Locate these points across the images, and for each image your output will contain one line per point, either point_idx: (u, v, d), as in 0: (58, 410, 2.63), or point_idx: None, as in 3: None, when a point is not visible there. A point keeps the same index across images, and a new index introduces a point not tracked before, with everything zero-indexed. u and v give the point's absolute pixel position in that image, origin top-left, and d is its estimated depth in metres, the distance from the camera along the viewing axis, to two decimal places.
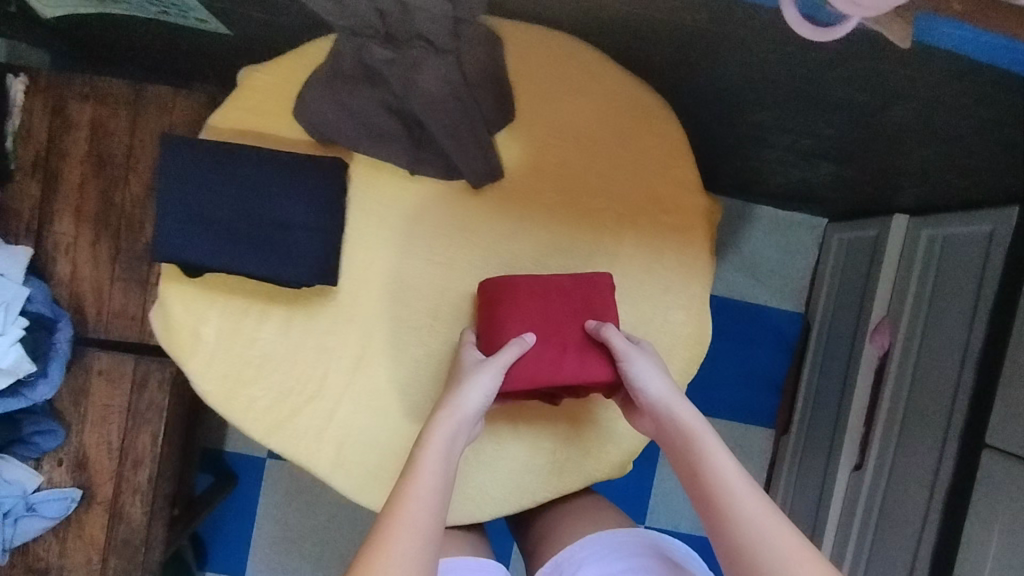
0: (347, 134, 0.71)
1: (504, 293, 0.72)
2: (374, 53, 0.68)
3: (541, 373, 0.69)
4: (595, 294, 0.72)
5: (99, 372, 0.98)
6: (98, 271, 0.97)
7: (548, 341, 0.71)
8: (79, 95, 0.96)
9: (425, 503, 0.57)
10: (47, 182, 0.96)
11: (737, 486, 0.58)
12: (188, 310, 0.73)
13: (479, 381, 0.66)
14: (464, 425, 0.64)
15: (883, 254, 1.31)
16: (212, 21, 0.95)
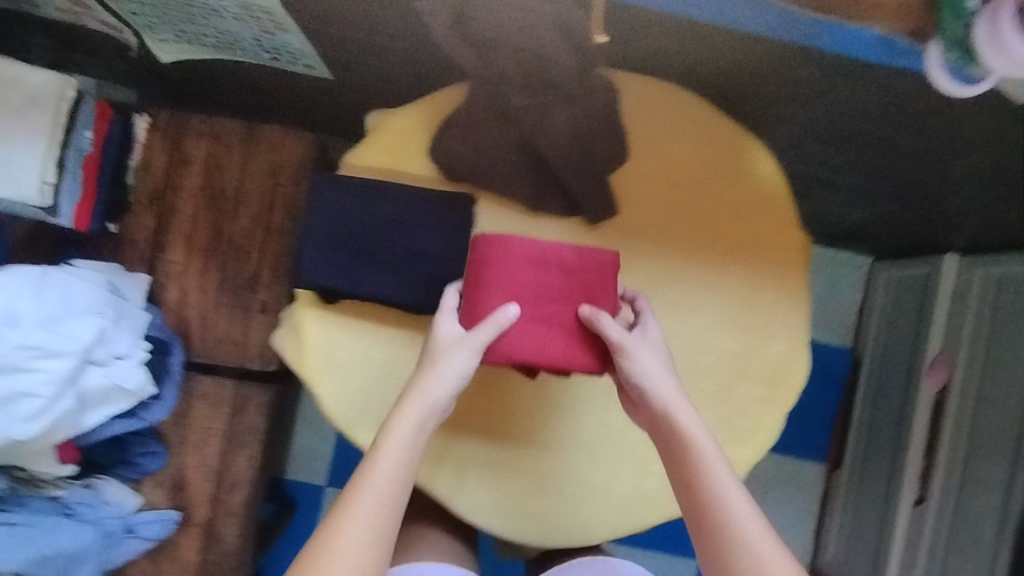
0: (479, 172, 0.77)
1: (498, 256, 0.71)
2: (512, 100, 0.73)
3: (519, 349, 0.70)
4: (593, 278, 0.72)
5: (200, 396, 1.02)
6: (205, 297, 1.02)
7: (534, 317, 0.71)
8: (197, 133, 1.02)
9: (378, 497, 0.63)
10: (162, 214, 1.01)
11: (729, 499, 0.63)
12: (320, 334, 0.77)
13: (455, 364, 0.67)
14: (425, 415, 0.66)
15: (937, 292, 1.35)
16: (320, 67, 1.04)
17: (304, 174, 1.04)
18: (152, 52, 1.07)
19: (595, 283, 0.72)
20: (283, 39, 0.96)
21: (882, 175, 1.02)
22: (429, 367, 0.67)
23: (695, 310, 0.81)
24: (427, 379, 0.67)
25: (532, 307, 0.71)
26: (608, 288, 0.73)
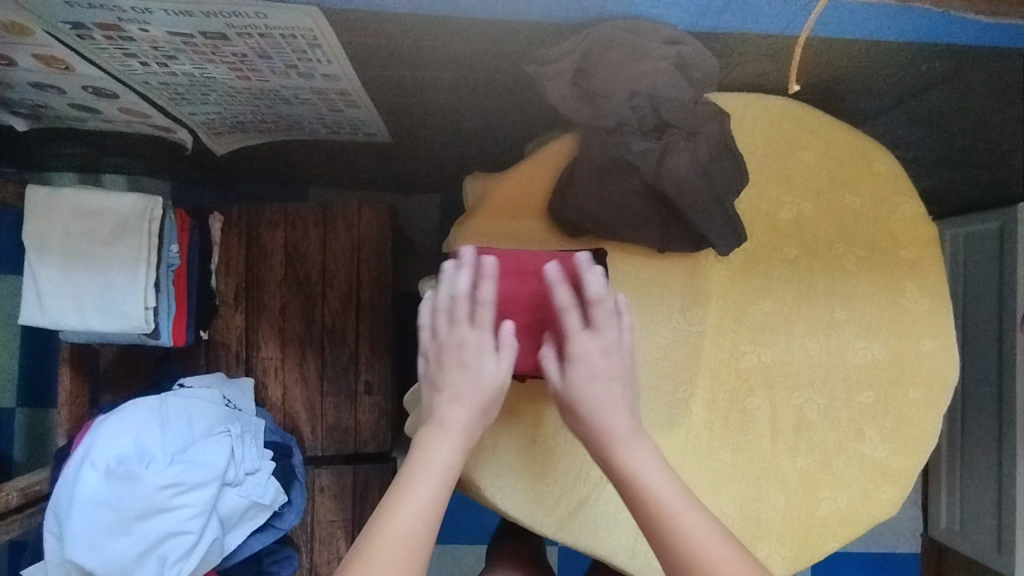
0: (603, 225, 0.74)
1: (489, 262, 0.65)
2: (633, 147, 0.68)
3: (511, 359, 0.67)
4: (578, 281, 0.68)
5: (320, 489, 0.99)
6: (308, 389, 0.99)
7: (524, 326, 0.67)
8: (270, 223, 0.99)
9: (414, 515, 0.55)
10: (249, 311, 0.99)
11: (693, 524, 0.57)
12: None
13: (484, 383, 0.62)
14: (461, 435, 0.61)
15: (1015, 244, 1.33)
16: (381, 131, 1.00)
17: (385, 244, 1.00)
18: (209, 146, 1.04)
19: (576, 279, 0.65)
20: (349, 114, 0.93)
21: (977, 144, 0.98)
22: (464, 389, 0.62)
23: (839, 324, 0.78)
24: (454, 406, 0.62)
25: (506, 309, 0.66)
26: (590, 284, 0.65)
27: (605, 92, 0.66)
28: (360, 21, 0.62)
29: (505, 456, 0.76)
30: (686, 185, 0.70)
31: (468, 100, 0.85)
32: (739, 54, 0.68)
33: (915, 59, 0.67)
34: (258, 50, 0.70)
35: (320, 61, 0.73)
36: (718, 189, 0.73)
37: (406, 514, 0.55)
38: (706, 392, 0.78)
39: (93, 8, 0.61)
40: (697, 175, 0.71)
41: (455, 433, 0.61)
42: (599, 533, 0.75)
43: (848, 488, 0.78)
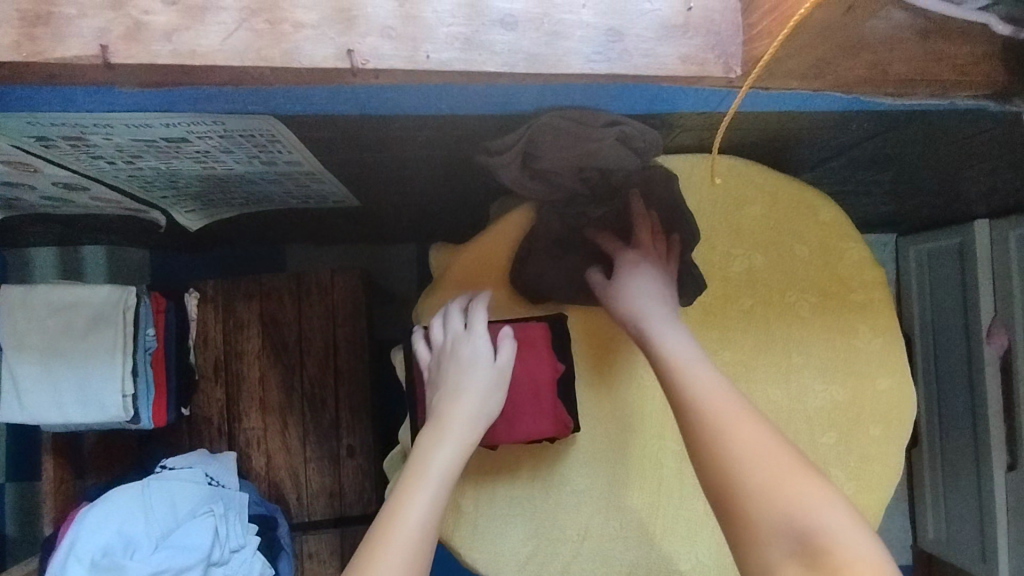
0: (562, 291, 0.78)
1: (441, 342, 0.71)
2: (589, 214, 0.73)
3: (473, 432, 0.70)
4: (528, 349, 0.70)
5: (309, 555, 1.00)
6: (292, 456, 1.01)
7: None
8: (245, 296, 1.01)
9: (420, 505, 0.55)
10: (229, 384, 1.00)
11: (706, 387, 0.56)
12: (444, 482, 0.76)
13: (478, 372, 0.65)
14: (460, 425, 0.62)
15: (975, 260, 1.37)
16: (350, 199, 1.03)
17: (359, 309, 1.03)
18: (183, 222, 1.07)
19: (530, 362, 0.70)
20: (316, 188, 0.95)
21: (926, 178, 1.02)
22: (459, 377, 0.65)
23: (797, 369, 0.81)
24: (456, 397, 0.64)
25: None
26: (545, 362, 0.71)
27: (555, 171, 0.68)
28: (316, 123, 0.65)
29: (483, 522, 0.77)
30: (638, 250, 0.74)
31: (430, 172, 0.88)
32: (680, 127, 0.71)
33: (845, 122, 0.71)
34: (221, 147, 0.73)
35: (281, 151, 0.76)
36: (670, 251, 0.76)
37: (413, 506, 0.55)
38: (675, 444, 0.80)
39: (56, 126, 0.63)
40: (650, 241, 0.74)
41: (457, 423, 0.62)
42: None
43: None
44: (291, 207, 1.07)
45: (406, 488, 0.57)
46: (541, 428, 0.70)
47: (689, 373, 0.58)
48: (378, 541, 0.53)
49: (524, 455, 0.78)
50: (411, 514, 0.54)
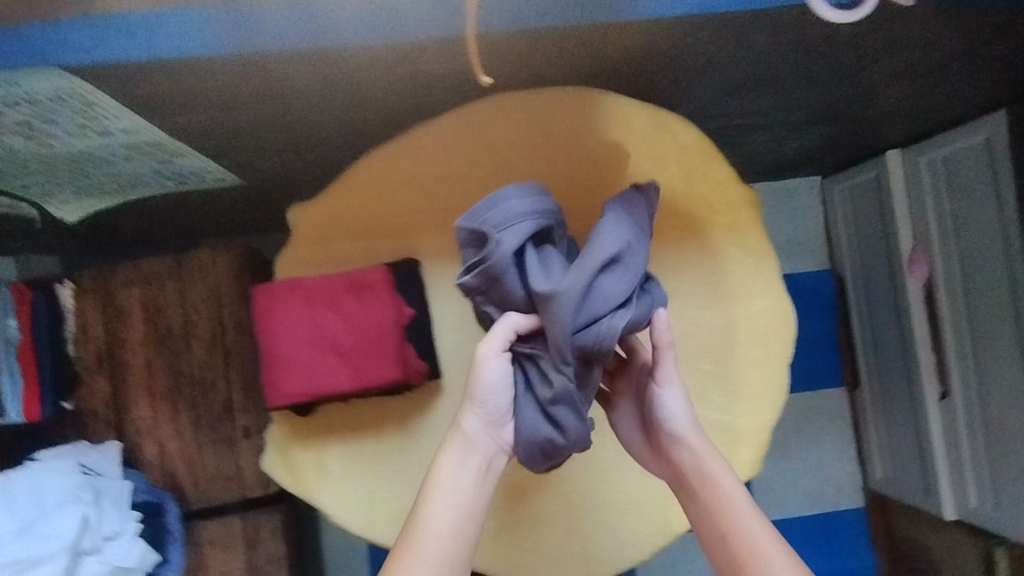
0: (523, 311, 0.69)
1: (280, 299, 0.67)
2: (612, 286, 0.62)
3: (322, 386, 0.67)
4: (370, 297, 0.68)
5: (210, 542, 0.98)
6: (185, 442, 0.98)
7: (328, 351, 0.67)
8: (124, 283, 0.98)
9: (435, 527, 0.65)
10: (114, 375, 0.97)
11: (737, 509, 0.68)
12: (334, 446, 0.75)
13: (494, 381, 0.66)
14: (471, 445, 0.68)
15: (892, 192, 1.36)
16: (228, 176, 0.99)
17: (244, 287, 1.00)
18: (61, 217, 1.02)
19: (370, 307, 0.68)
20: (181, 163, 0.91)
21: (809, 103, 1.00)
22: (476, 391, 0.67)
23: None
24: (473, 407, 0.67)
25: (312, 349, 0.67)
26: (387, 306, 0.68)
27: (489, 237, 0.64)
28: (112, 76, 0.63)
29: (352, 480, 0.75)
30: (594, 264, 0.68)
31: (281, 131, 0.85)
32: (503, 50, 0.69)
33: (677, 34, 0.69)
34: (38, 115, 0.70)
35: (105, 117, 0.73)
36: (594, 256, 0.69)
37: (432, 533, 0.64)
38: None
39: None
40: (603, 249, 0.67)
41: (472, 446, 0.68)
42: None
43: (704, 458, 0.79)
44: (171, 194, 1.03)
45: (424, 511, 0.66)
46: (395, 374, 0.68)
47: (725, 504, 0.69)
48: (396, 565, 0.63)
49: (390, 406, 0.76)
50: (431, 526, 0.65)
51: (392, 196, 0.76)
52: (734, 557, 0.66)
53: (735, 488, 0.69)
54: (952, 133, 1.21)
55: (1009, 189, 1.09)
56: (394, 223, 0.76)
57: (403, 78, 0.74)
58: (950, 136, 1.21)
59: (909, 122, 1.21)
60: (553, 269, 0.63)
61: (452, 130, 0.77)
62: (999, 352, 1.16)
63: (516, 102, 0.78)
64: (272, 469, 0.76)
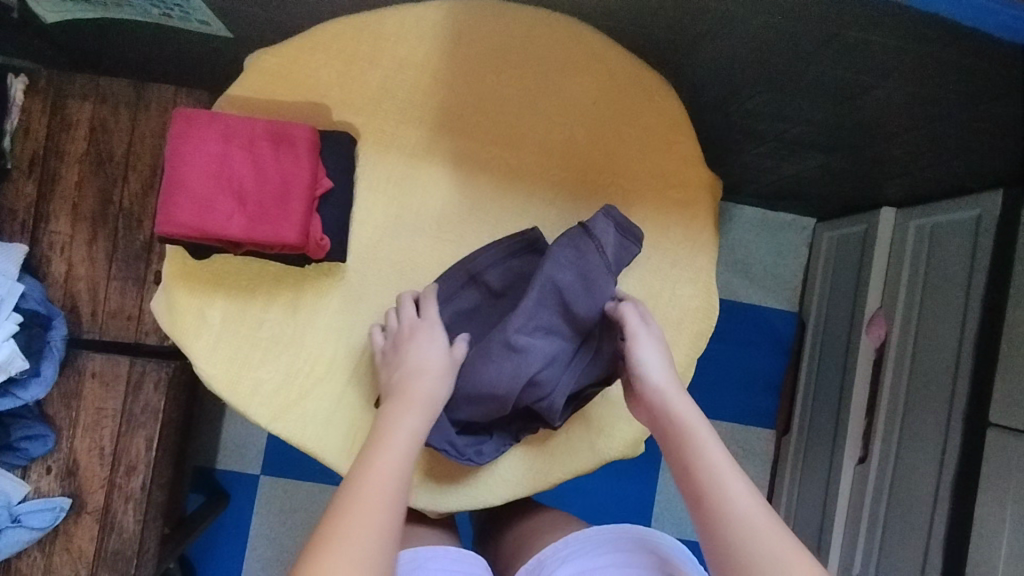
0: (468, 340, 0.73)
1: (198, 127, 0.65)
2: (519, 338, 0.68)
3: (211, 224, 0.64)
4: (290, 153, 0.67)
5: (93, 375, 0.95)
6: (95, 270, 0.96)
7: (228, 191, 0.65)
8: (79, 95, 0.96)
9: (392, 469, 0.57)
10: (43, 182, 0.95)
11: (726, 477, 0.58)
12: (225, 302, 0.73)
13: (431, 356, 0.67)
14: (422, 404, 0.64)
15: (875, 247, 1.33)
16: (214, 22, 0.93)
17: None
18: (35, 13, 0.92)
19: (285, 161, 0.67)
20: None
21: (806, 120, 0.97)
22: (417, 365, 0.66)
23: None
24: (411, 373, 0.66)
25: (214, 185, 0.65)
26: (303, 165, 0.67)
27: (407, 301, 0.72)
28: None
29: (227, 336, 0.73)
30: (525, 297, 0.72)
31: None
32: None
33: None
34: None
35: None
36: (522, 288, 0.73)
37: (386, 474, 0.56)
38: None
39: None
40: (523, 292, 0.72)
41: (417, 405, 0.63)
42: (314, 429, 0.73)
43: (580, 423, 0.78)
44: (156, 25, 0.95)
45: (369, 459, 0.58)
46: (291, 238, 0.66)
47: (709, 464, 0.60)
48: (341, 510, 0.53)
49: (286, 276, 0.74)
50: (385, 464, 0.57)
51: (351, 70, 0.74)
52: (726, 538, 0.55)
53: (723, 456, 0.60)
54: (944, 201, 1.18)
55: (981, 269, 1.06)
56: (345, 97, 0.74)
57: None
58: (943, 202, 1.19)
59: (904, 182, 1.19)
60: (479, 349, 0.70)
61: (432, 20, 0.74)
62: (924, 429, 1.14)
63: (503, 14, 0.75)
64: (156, 303, 0.73)
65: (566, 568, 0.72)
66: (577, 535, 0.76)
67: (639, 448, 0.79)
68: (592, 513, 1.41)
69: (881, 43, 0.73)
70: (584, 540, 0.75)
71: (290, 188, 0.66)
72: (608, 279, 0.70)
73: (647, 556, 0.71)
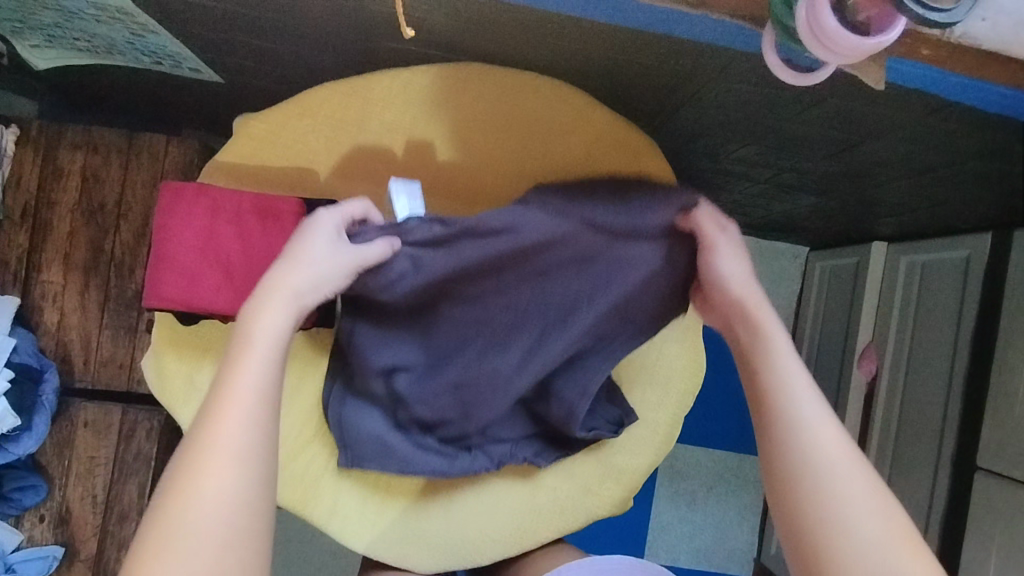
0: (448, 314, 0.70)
1: (186, 201, 0.65)
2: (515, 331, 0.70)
3: (198, 300, 0.65)
4: (277, 226, 0.67)
5: (85, 424, 0.96)
6: (86, 319, 0.96)
7: (215, 266, 0.65)
8: (70, 144, 0.96)
9: (256, 378, 0.51)
10: (36, 232, 0.96)
11: (803, 408, 0.56)
12: (214, 366, 0.73)
13: (313, 251, 0.58)
14: (293, 300, 0.55)
15: (865, 281, 1.33)
16: (206, 70, 0.93)
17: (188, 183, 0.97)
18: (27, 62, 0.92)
19: (272, 236, 0.67)
20: (154, 43, 0.84)
21: (795, 168, 0.97)
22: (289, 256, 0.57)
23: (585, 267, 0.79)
24: (288, 265, 0.57)
25: (202, 259, 0.65)
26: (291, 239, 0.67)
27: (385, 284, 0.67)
28: None
29: None
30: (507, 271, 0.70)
31: (249, 33, 0.81)
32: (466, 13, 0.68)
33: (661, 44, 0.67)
34: None
35: None
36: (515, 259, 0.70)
37: (244, 384, 0.51)
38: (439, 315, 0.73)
39: None
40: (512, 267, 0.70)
41: (286, 296, 0.55)
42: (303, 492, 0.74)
43: (569, 484, 0.79)
44: (146, 72, 0.95)
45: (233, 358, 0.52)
46: None
47: (790, 396, 0.57)
48: (202, 425, 0.49)
49: None
50: (247, 371, 0.51)
51: (338, 136, 0.75)
52: (791, 464, 0.55)
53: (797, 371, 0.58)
54: (935, 239, 1.18)
55: (970, 312, 1.07)
56: (333, 162, 0.75)
57: (362, 11, 0.71)
58: (933, 241, 1.19)
59: (895, 221, 1.19)
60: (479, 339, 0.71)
61: (420, 84, 0.75)
62: (912, 468, 1.15)
63: (488, 77, 0.75)
64: (147, 367, 0.74)
65: None
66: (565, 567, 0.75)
67: (627, 505, 0.80)
68: (583, 542, 1.42)
69: (867, 109, 0.73)
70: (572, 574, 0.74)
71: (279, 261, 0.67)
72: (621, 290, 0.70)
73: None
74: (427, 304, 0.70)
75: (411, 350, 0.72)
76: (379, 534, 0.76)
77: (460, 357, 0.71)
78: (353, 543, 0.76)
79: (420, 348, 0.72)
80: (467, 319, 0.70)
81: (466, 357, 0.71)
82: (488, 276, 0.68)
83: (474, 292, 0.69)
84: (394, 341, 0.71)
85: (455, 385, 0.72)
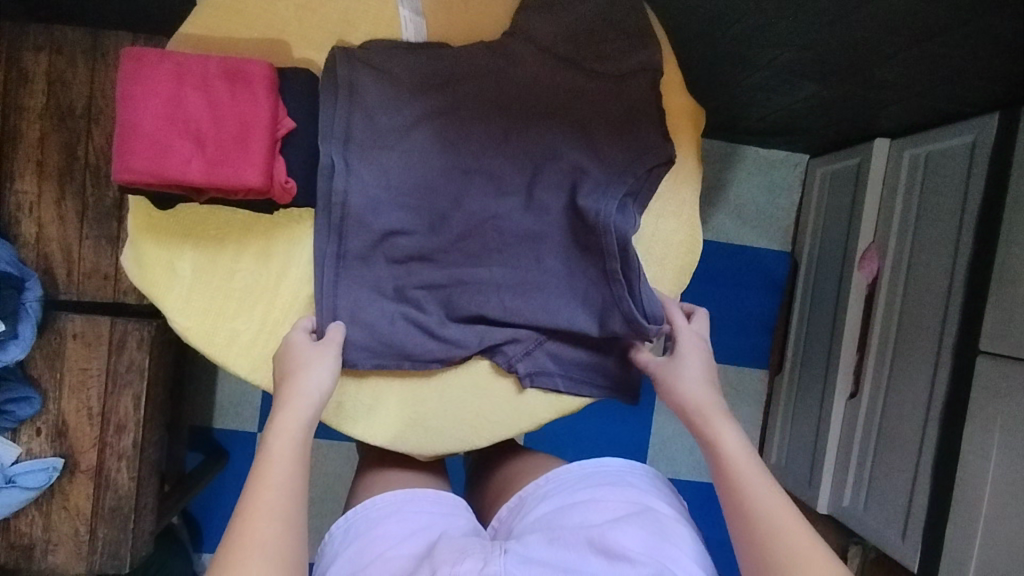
0: (429, 150, 0.71)
1: (151, 68, 0.62)
2: (506, 173, 0.72)
3: (169, 169, 0.62)
4: (248, 92, 0.64)
5: (74, 336, 0.94)
6: (66, 230, 0.94)
7: (185, 133, 0.62)
8: (33, 45, 0.92)
9: (285, 466, 0.57)
10: (5, 140, 0.92)
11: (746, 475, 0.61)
12: (195, 250, 0.71)
13: (316, 359, 0.65)
14: (308, 405, 0.62)
15: (867, 179, 1.29)
16: None
17: None
18: None
19: (243, 100, 0.63)
20: None
21: (795, 43, 0.92)
22: (301, 368, 0.64)
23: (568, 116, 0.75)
24: (299, 370, 0.64)
25: (171, 127, 0.62)
26: (262, 103, 0.64)
27: (369, 119, 0.69)
28: None
29: (198, 285, 0.71)
30: (489, 100, 0.71)
31: None
32: None
33: None
34: None
35: None
36: (499, 89, 0.71)
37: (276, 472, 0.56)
38: (427, 183, 0.71)
39: None
40: (493, 99, 0.71)
41: (300, 406, 0.62)
42: None
43: None
44: None
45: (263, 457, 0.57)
46: (258, 183, 0.64)
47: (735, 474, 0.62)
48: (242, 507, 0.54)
49: (255, 224, 0.72)
50: (278, 466, 0.57)
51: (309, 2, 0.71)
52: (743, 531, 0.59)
53: (758, 467, 0.63)
54: (939, 127, 1.14)
55: (974, 198, 1.04)
56: (306, 32, 0.71)
57: None
58: (938, 128, 1.14)
59: (900, 112, 1.15)
60: (473, 179, 0.72)
61: None
62: (913, 360, 1.14)
63: None
64: (126, 255, 0.72)
65: (545, 505, 0.69)
66: (559, 471, 0.73)
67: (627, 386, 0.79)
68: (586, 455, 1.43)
69: None
70: (566, 476, 0.71)
71: (252, 126, 0.63)
72: (608, 137, 0.72)
73: (627, 488, 0.68)
74: (410, 154, 0.70)
75: (408, 211, 0.71)
76: (375, 421, 0.75)
77: (466, 212, 0.72)
78: (350, 427, 0.75)
79: (418, 209, 0.71)
80: (457, 174, 0.71)
81: (461, 206, 0.72)
82: (477, 132, 0.71)
83: (462, 139, 0.71)
84: (379, 193, 0.70)
85: (451, 228, 0.72)
